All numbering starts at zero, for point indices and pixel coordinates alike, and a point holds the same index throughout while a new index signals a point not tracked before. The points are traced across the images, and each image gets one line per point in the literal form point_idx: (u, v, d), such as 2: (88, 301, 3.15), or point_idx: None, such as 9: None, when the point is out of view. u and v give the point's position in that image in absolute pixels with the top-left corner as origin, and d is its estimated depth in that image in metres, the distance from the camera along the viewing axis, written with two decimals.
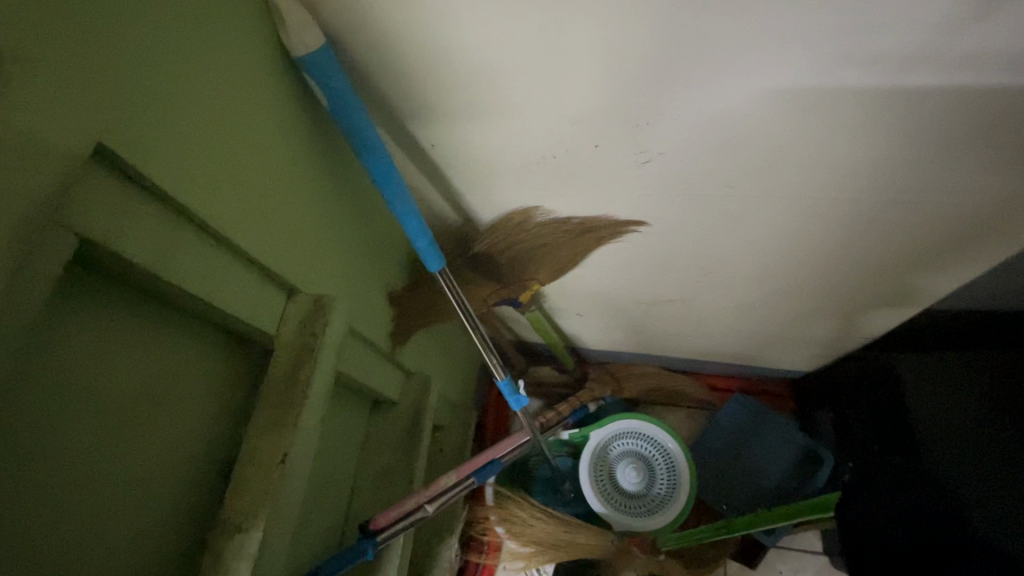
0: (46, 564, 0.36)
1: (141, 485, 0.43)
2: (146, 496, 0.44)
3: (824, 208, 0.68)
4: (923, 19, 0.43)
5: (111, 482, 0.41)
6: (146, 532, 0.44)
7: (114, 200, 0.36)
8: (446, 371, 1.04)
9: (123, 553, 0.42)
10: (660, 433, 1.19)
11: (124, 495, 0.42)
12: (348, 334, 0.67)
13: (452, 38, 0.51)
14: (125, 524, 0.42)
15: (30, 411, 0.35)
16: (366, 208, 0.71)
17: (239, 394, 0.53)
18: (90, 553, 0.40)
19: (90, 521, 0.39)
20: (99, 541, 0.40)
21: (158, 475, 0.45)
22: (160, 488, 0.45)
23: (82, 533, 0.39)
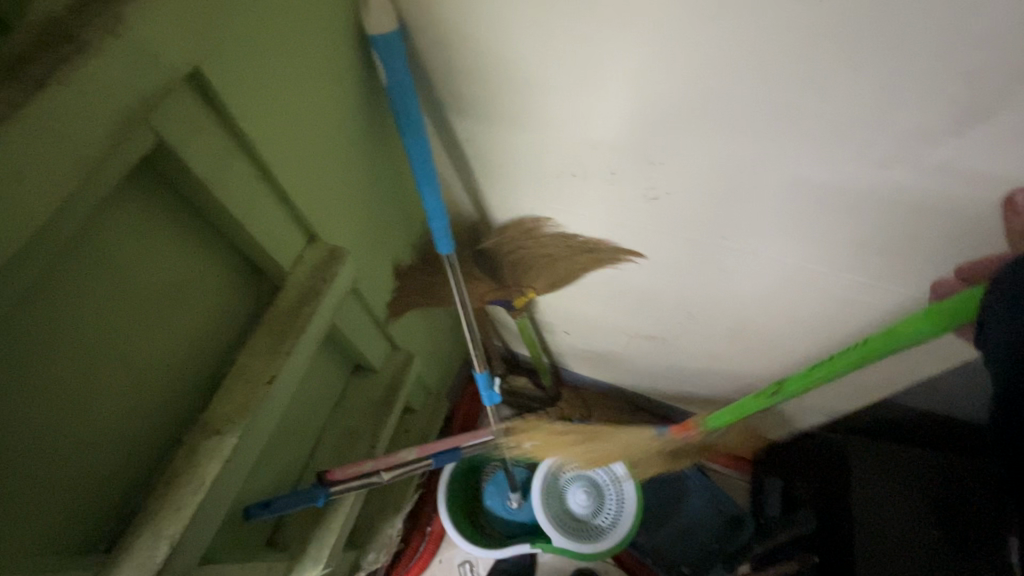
0: (36, 408, 0.41)
1: (133, 367, 0.48)
2: (130, 390, 0.48)
3: (806, 279, 0.74)
4: (925, 121, 0.48)
5: (103, 366, 0.45)
6: (124, 422, 0.48)
7: (189, 113, 0.42)
8: (428, 354, 1.08)
9: (99, 424, 0.46)
10: (616, 464, 1.23)
11: (111, 383, 0.46)
12: (349, 294, 0.72)
13: (508, 46, 0.57)
14: (113, 403, 0.47)
15: (64, 269, 0.40)
16: (395, 182, 0.77)
17: (235, 320, 0.58)
18: (68, 426, 0.44)
19: (75, 396, 0.44)
20: (80, 418, 0.44)
21: (145, 374, 0.49)
22: (146, 385, 0.49)
23: (67, 404, 0.43)
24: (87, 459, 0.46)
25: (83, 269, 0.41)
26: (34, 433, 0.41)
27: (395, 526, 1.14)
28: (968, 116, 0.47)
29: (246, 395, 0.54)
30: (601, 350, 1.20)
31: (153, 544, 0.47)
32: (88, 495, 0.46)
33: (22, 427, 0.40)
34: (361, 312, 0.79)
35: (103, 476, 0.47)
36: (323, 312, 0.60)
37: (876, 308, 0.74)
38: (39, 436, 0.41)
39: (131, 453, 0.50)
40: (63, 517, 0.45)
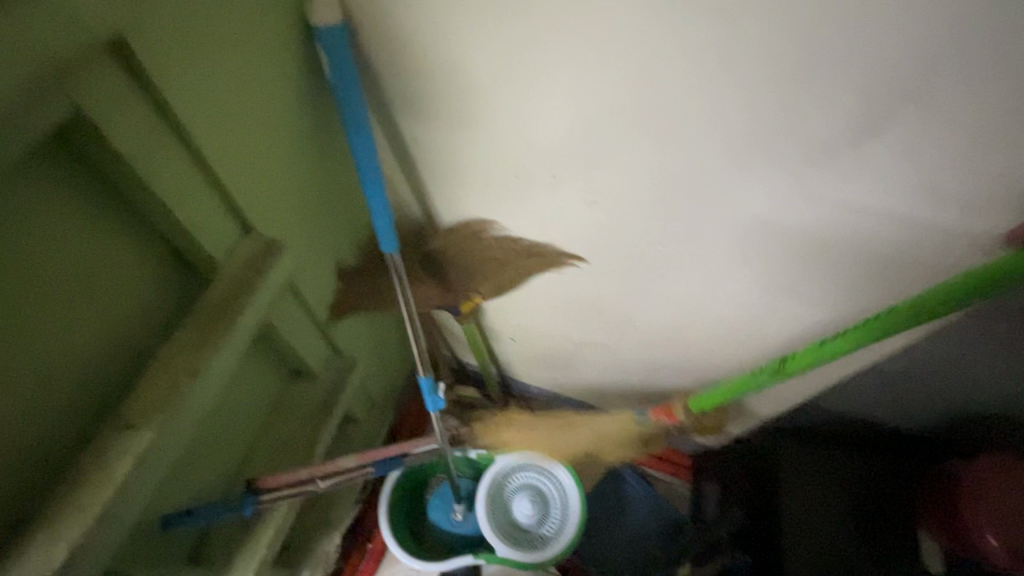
0: None
1: (34, 358, 0.44)
2: (30, 380, 0.44)
3: (734, 285, 0.78)
4: (829, 134, 0.54)
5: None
6: (22, 415, 0.44)
7: (111, 83, 0.40)
8: (373, 361, 1.06)
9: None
10: (561, 471, 1.24)
11: (8, 371, 0.42)
12: (285, 292, 0.70)
13: (452, 48, 0.59)
14: (9, 395, 0.43)
15: None
16: (340, 181, 0.76)
17: (157, 312, 0.55)
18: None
19: None
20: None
21: (49, 364, 0.45)
22: (49, 375, 0.46)
23: None
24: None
25: None
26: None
27: (332, 542, 1.08)
28: (863, 131, 0.52)
29: (166, 389, 0.51)
30: (547, 358, 1.22)
31: (48, 549, 0.43)
32: None
33: None
34: (299, 312, 0.77)
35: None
36: (257, 305, 0.58)
37: (798, 313, 0.79)
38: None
39: (28, 452, 0.45)
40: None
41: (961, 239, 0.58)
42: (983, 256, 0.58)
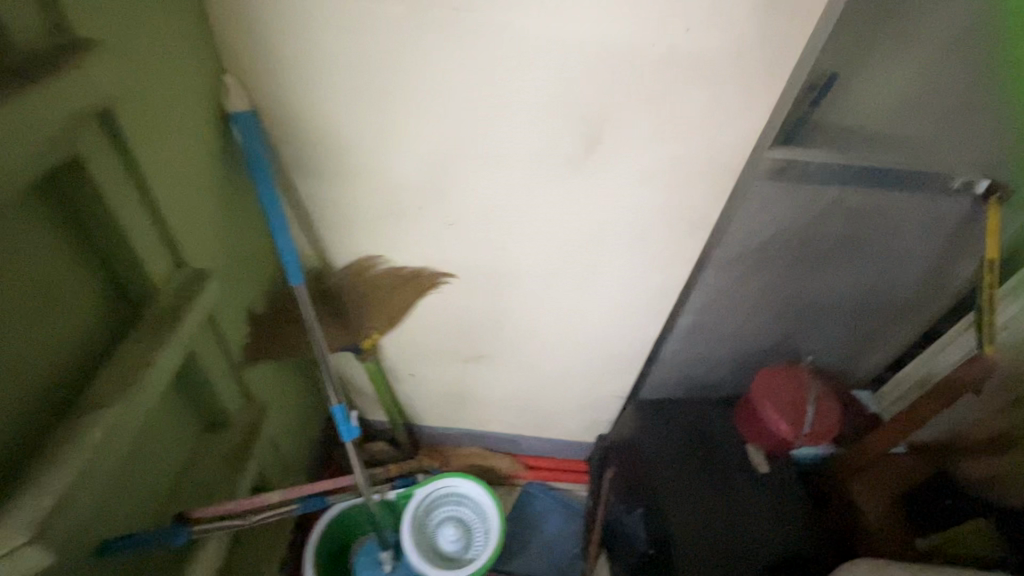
0: None
1: (8, 352, 0.54)
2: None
3: (563, 275, 1.07)
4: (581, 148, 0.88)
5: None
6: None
7: (97, 137, 0.59)
8: (282, 414, 1.13)
9: None
10: (475, 488, 1.33)
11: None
12: (207, 324, 0.82)
13: (331, 121, 0.85)
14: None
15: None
16: (248, 238, 0.93)
17: (93, 335, 0.65)
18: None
19: None
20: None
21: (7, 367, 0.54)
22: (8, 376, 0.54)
23: None
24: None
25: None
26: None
27: None
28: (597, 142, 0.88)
29: (127, 379, 0.62)
30: (445, 388, 1.38)
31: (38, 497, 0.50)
32: None
33: None
34: (218, 348, 0.88)
35: None
36: (192, 319, 0.72)
37: (610, 287, 1.10)
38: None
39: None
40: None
41: (675, 204, 0.94)
42: (689, 212, 0.95)
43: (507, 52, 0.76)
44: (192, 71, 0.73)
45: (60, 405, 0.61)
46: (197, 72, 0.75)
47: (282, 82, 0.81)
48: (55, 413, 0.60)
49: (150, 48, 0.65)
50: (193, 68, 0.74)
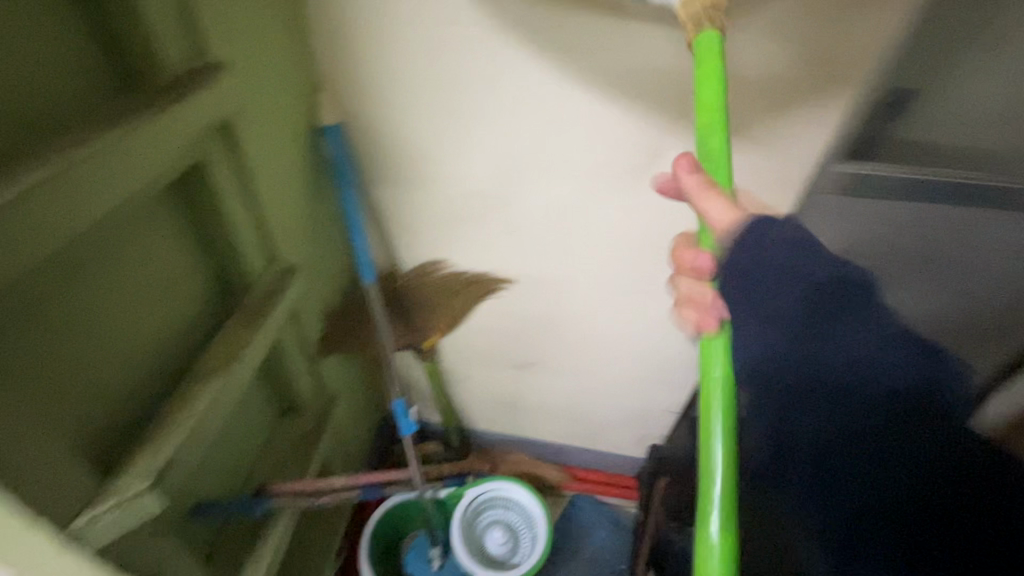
0: (72, 334, 0.55)
1: (135, 328, 0.63)
2: (126, 347, 0.62)
3: (620, 284, 1.08)
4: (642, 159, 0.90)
5: (113, 319, 0.60)
6: (116, 374, 0.61)
7: (217, 146, 0.68)
8: (348, 405, 1.21)
9: (104, 365, 0.59)
10: (522, 493, 1.35)
11: (116, 335, 0.60)
12: (291, 315, 0.91)
13: (407, 133, 0.92)
14: (118, 351, 0.61)
15: (117, 235, 0.59)
16: (329, 239, 1.01)
17: (201, 318, 0.75)
18: (84, 358, 0.56)
19: (98, 334, 0.58)
20: (92, 354, 0.57)
21: (137, 339, 0.63)
22: (137, 348, 0.63)
23: (92, 339, 0.57)
24: (91, 395, 0.58)
25: (125, 239, 0.60)
26: (59, 348, 0.53)
27: None
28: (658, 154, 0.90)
29: (227, 358, 0.70)
30: (499, 392, 1.42)
31: (154, 454, 0.58)
32: (84, 425, 0.57)
33: (57, 347, 0.53)
34: (298, 338, 0.96)
35: (95, 411, 0.58)
36: (281, 309, 0.80)
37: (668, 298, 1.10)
38: (66, 354, 0.54)
39: (121, 398, 0.61)
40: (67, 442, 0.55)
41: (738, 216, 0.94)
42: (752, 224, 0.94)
43: (572, 67, 0.80)
44: (291, 89, 0.83)
45: (172, 378, 0.69)
46: (294, 90, 0.84)
47: (366, 98, 0.90)
48: (169, 384, 0.69)
49: (259, 69, 0.75)
50: (292, 86, 0.83)
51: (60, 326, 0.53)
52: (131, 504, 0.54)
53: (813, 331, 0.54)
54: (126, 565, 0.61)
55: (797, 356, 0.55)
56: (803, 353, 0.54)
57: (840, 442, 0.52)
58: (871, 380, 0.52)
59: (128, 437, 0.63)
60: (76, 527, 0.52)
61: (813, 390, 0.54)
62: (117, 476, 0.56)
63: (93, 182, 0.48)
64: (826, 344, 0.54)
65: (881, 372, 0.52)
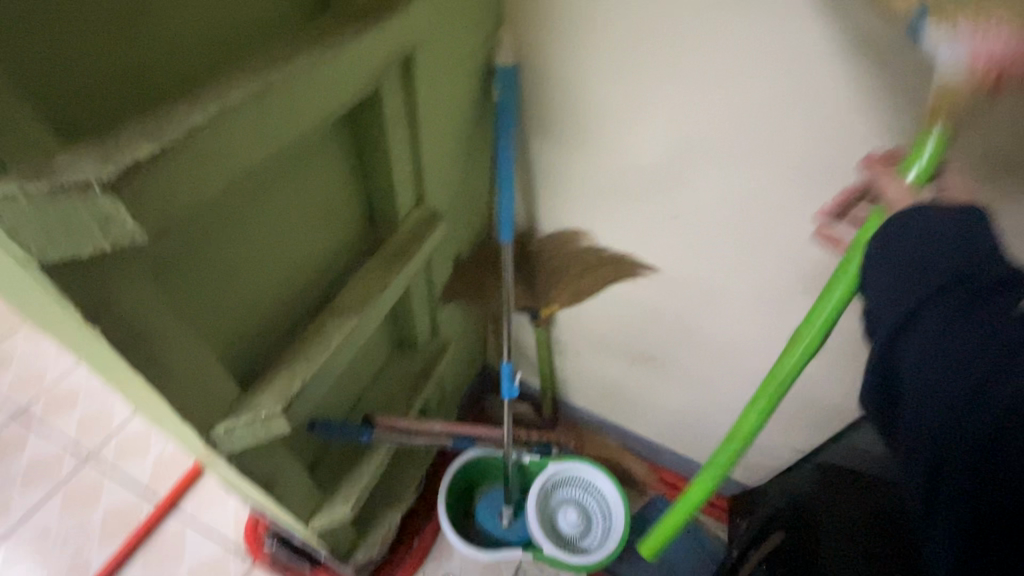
0: (241, 250, 0.56)
1: (291, 251, 0.64)
2: (277, 270, 0.63)
3: (784, 306, 0.91)
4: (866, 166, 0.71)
5: (270, 242, 0.60)
6: (266, 295, 0.62)
7: (395, 79, 0.64)
8: (456, 353, 1.21)
9: (261, 281, 0.61)
10: (606, 484, 1.30)
11: (270, 258, 0.61)
12: (426, 261, 0.89)
13: (582, 87, 0.82)
14: (275, 271, 0.62)
15: (292, 161, 0.59)
16: (474, 188, 0.97)
17: (345, 250, 0.74)
18: (242, 278, 0.58)
19: (261, 253, 0.59)
20: (249, 274, 0.58)
21: (288, 264, 0.64)
22: (287, 272, 0.64)
23: (256, 257, 0.59)
24: (242, 313, 0.59)
25: (298, 165, 0.60)
26: (222, 266, 0.54)
27: (395, 519, 1.18)
28: None
29: (364, 297, 0.70)
30: (604, 375, 1.34)
31: (289, 381, 0.60)
32: (237, 334, 0.60)
33: (226, 259, 0.55)
34: (426, 283, 0.96)
35: (247, 323, 0.61)
36: (418, 257, 0.77)
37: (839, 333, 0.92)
38: (228, 271, 0.55)
39: (269, 314, 0.64)
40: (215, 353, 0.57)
41: None
42: None
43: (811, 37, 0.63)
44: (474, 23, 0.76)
45: (315, 302, 0.71)
46: (478, 24, 0.77)
47: (549, 42, 0.80)
48: (310, 309, 0.70)
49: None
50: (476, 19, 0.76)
51: (230, 241, 0.54)
52: (263, 423, 0.57)
53: (955, 301, 0.44)
54: (246, 470, 0.65)
55: (930, 320, 0.45)
56: (939, 315, 0.44)
57: (965, 430, 0.42)
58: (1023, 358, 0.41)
59: (270, 352, 0.66)
60: (216, 433, 0.56)
61: (938, 367, 0.44)
62: (255, 392, 0.59)
63: (280, 112, 0.46)
64: (950, 312, 0.44)
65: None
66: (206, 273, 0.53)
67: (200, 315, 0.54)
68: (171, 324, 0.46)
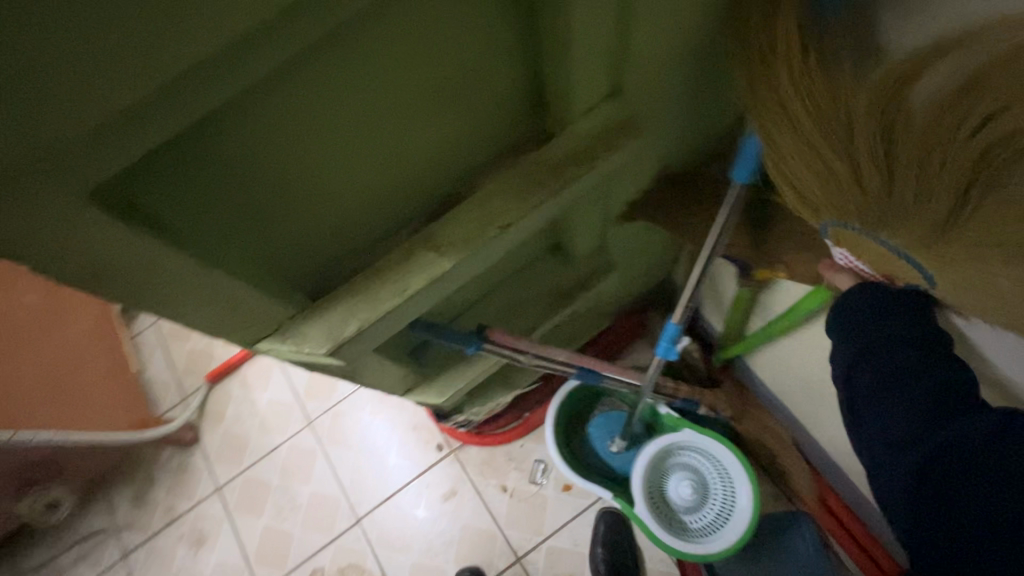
0: (293, 139, 0.38)
1: (385, 141, 0.43)
2: (358, 171, 0.44)
3: None
4: None
5: (345, 137, 0.40)
6: (341, 199, 0.45)
7: None
8: (625, 273, 0.97)
9: (331, 177, 0.43)
10: (742, 484, 1.08)
11: (345, 156, 0.42)
12: (604, 181, 0.61)
13: None
14: (355, 165, 0.43)
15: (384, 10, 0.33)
16: (726, 75, 0.58)
17: (479, 146, 0.51)
18: (299, 182, 0.41)
19: (328, 143, 0.40)
20: (310, 177, 0.42)
21: (378, 162, 0.45)
22: (375, 172, 0.45)
23: (321, 148, 0.40)
24: (305, 220, 0.45)
25: (396, 14, 0.34)
26: (260, 172, 0.38)
27: (504, 399, 1.16)
28: None
29: (478, 231, 0.49)
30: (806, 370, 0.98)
31: (346, 319, 0.47)
32: (299, 235, 0.46)
33: (268, 152, 0.37)
34: (602, 200, 0.69)
35: (313, 223, 0.46)
36: (577, 187, 0.51)
37: None
38: (272, 173, 0.39)
39: (349, 216, 0.48)
40: (269, 263, 0.45)
41: None
42: None
43: None
44: None
45: (421, 204, 0.52)
46: None
47: None
48: (415, 211, 0.52)
49: None
50: None
51: (273, 128, 0.36)
52: (307, 355, 0.47)
53: (888, 351, 0.54)
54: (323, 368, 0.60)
55: (870, 364, 0.56)
56: (875, 364, 0.56)
57: (913, 440, 0.54)
58: (914, 373, 0.53)
59: (354, 255, 0.52)
60: (262, 348, 0.48)
61: (876, 399, 0.56)
62: (310, 315, 0.48)
63: None
64: (881, 356, 0.55)
65: (925, 368, 0.53)
66: (237, 169, 0.37)
67: (235, 225, 0.41)
68: (155, 256, 0.33)
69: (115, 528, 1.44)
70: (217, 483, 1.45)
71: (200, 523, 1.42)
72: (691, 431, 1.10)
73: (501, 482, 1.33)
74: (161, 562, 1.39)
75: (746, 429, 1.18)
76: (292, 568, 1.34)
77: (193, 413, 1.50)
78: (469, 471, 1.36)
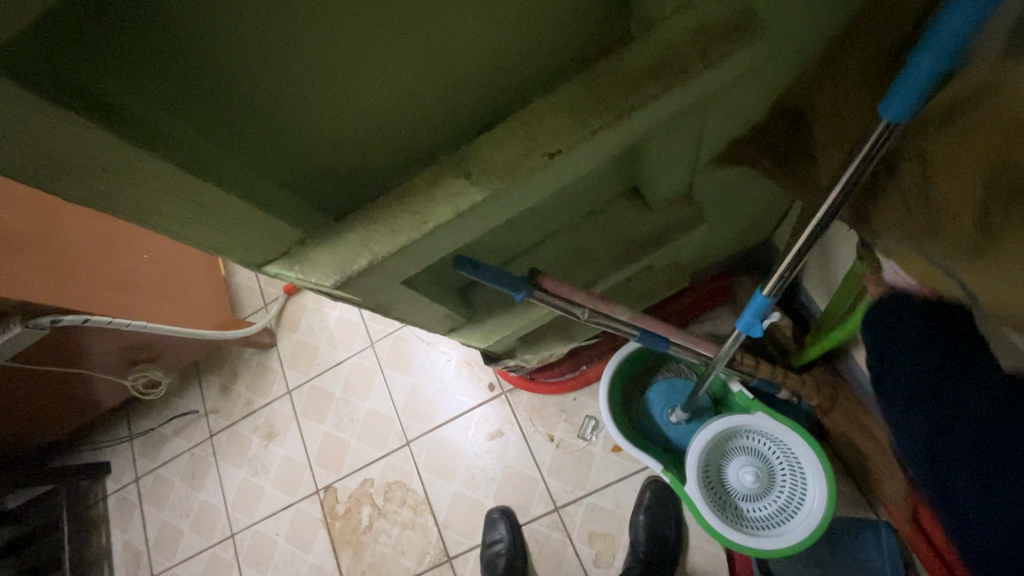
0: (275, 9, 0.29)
1: (405, 26, 0.33)
2: (375, 72, 0.35)
3: None
4: None
5: (352, 24, 0.32)
6: (360, 108, 0.38)
7: None
8: (714, 229, 0.83)
9: (337, 72, 0.34)
10: (817, 485, 0.95)
11: (356, 49, 0.33)
12: (698, 108, 0.48)
13: None
14: (367, 59, 0.34)
15: None
16: None
17: (540, 52, 0.40)
18: (299, 79, 0.34)
19: (324, 21, 0.31)
20: (313, 73, 0.34)
21: (401, 63, 0.36)
22: (401, 75, 0.36)
23: (314, 29, 0.31)
24: (315, 127, 0.38)
25: None
26: (237, 50, 0.31)
27: (560, 349, 1.09)
28: None
29: (520, 159, 0.39)
30: None
31: (356, 251, 0.41)
32: (307, 143, 0.39)
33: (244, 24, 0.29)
34: (693, 136, 0.55)
35: (323, 130, 0.38)
36: (657, 110, 0.39)
37: None
38: (263, 62, 0.32)
39: (369, 127, 0.40)
40: (278, 173, 0.40)
41: None
42: None
43: None
44: None
45: (464, 124, 0.43)
46: None
47: None
48: (456, 132, 0.43)
49: None
50: None
51: None
52: (313, 284, 0.43)
53: None
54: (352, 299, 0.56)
55: None
56: None
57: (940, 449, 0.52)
58: None
59: (379, 178, 0.44)
60: (271, 270, 0.44)
61: None
62: (320, 242, 0.42)
63: None
64: None
65: None
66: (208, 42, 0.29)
67: (224, 123, 0.34)
68: (97, 144, 0.28)
69: (205, 411, 1.61)
70: (288, 386, 1.56)
71: (271, 420, 1.55)
72: (763, 414, 0.97)
73: (548, 431, 1.30)
74: (240, 447, 1.55)
75: (833, 423, 1.02)
76: (346, 473, 1.44)
77: (272, 319, 1.61)
78: (518, 414, 1.34)
